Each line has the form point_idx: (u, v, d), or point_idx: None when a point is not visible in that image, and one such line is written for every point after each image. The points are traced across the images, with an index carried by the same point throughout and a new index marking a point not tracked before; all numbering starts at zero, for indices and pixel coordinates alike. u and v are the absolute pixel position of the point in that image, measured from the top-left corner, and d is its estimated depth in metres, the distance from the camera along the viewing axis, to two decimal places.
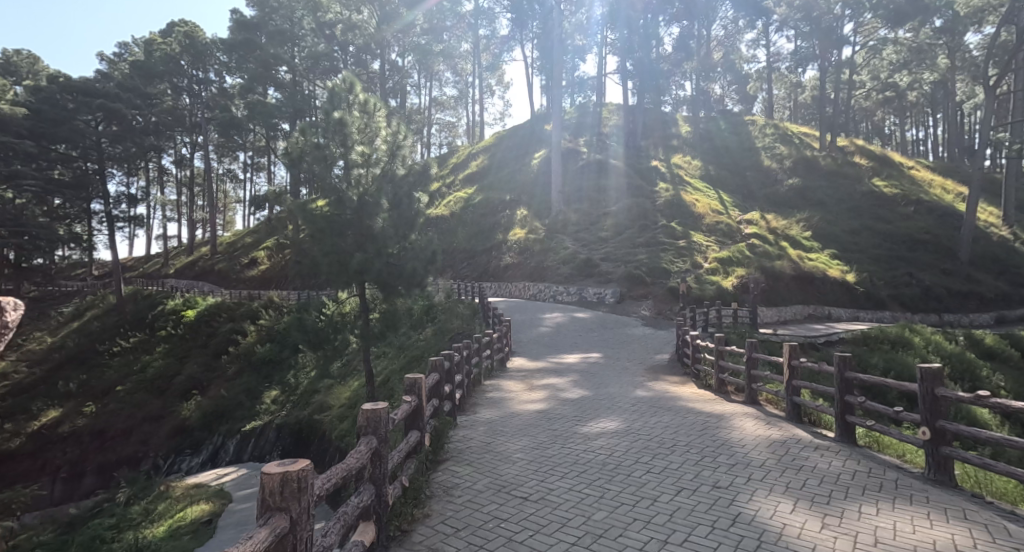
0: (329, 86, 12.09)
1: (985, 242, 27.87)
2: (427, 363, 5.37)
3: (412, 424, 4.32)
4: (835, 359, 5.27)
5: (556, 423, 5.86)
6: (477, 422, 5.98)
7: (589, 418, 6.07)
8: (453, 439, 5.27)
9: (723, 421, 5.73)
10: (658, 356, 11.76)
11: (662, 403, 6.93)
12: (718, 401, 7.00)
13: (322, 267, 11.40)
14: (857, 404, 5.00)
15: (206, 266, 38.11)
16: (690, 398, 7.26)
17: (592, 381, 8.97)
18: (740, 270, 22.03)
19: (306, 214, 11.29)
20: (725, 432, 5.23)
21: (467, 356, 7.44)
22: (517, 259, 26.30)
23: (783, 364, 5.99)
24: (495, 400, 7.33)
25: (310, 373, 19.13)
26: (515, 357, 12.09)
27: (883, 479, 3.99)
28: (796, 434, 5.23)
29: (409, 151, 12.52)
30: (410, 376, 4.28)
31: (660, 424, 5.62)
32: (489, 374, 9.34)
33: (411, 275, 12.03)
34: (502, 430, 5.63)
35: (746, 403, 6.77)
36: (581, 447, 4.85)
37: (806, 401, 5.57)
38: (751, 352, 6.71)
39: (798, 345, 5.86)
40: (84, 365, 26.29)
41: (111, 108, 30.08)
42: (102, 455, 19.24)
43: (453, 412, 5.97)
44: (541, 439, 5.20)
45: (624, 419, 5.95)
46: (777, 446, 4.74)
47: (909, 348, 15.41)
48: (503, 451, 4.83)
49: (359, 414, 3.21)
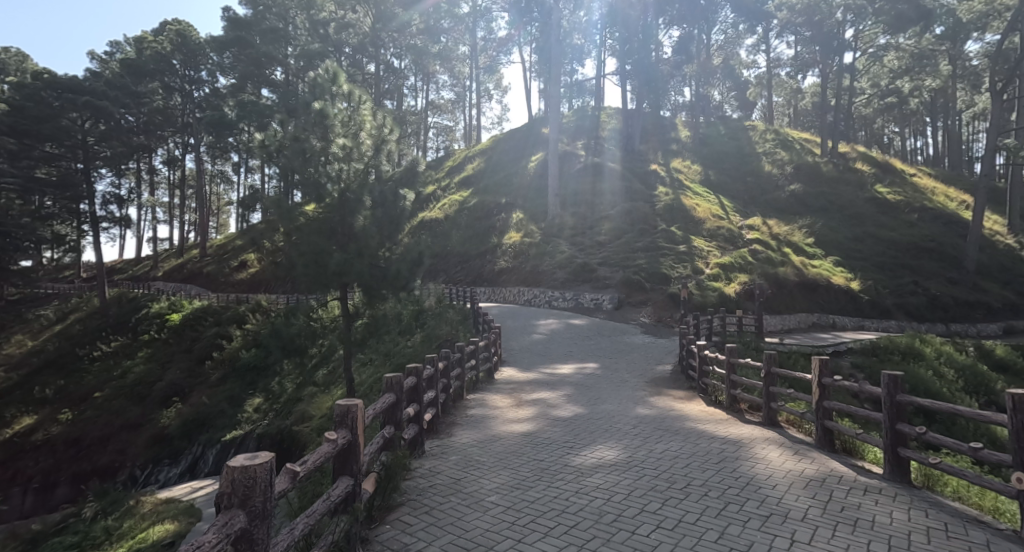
0: (310, 75, 11.47)
1: (991, 250, 27.29)
2: (383, 381, 4.59)
3: (343, 467, 3.49)
4: (884, 379, 4.57)
5: (544, 451, 5.05)
6: (451, 451, 5.18)
7: (583, 443, 5.28)
8: (412, 475, 4.45)
9: (743, 449, 4.94)
10: (659, 367, 11.00)
11: (668, 424, 6.15)
12: (728, 422, 6.25)
13: (298, 268, 10.61)
14: (911, 436, 4.28)
15: (195, 268, 37.33)
16: (699, 418, 6.45)
17: (588, 396, 8.16)
18: (743, 277, 21.33)
19: (281, 209, 10.53)
20: (748, 466, 4.45)
21: (445, 369, 6.68)
22: (512, 263, 25.54)
23: (810, 383, 5.28)
24: (476, 420, 6.53)
25: (295, 379, 18.35)
26: (507, 367, 11.31)
27: (967, 543, 3.19)
28: (830, 469, 4.43)
29: (395, 146, 11.87)
30: (339, 404, 3.48)
31: (672, 453, 4.84)
32: (474, 387, 8.58)
33: (396, 277, 11.24)
34: (478, 460, 4.85)
35: (765, 425, 5.99)
36: (572, 487, 4.04)
37: (841, 426, 4.83)
38: (769, 367, 5.94)
39: (829, 361, 5.12)
40: (62, 369, 25.36)
41: (97, 106, 28.94)
42: (75, 465, 18.29)
43: (422, 438, 5.18)
44: (523, 473, 4.41)
45: (624, 445, 5.16)
46: (816, 488, 3.95)
47: (920, 359, 14.70)
48: (476, 494, 4.03)
49: (223, 476, 2.51)
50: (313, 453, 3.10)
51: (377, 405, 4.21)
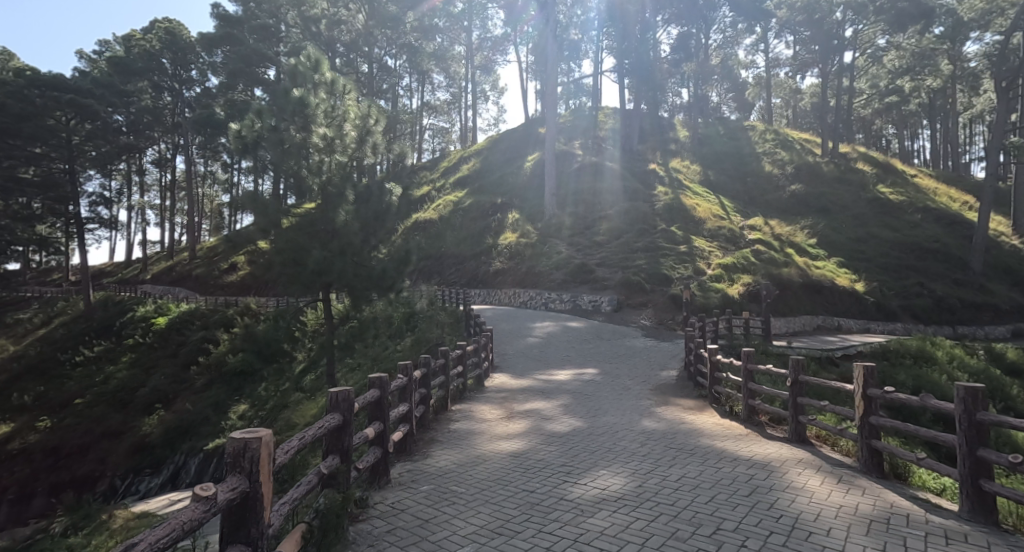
0: (289, 63, 10.74)
1: (996, 251, 26.72)
2: (326, 397, 3.83)
3: (232, 531, 2.67)
4: (958, 393, 4.02)
5: (535, 479, 4.34)
6: (422, 479, 4.47)
7: (581, 468, 4.55)
8: (369, 516, 3.71)
9: (776, 475, 4.27)
10: (663, 373, 10.32)
11: (681, 441, 5.46)
12: (747, 439, 5.55)
13: (275, 267, 9.91)
14: (995, 463, 3.76)
15: (184, 271, 36.52)
16: (716, 434, 5.77)
17: (588, 406, 7.48)
18: (746, 277, 20.72)
19: (259, 204, 9.82)
20: (787, 499, 3.76)
21: (424, 378, 5.96)
22: (507, 264, 24.82)
23: (852, 394, 4.65)
24: (459, 437, 5.82)
25: (281, 385, 17.56)
26: (499, 373, 10.64)
27: None
28: (889, 505, 3.73)
29: (380, 138, 11.24)
30: (228, 441, 2.68)
31: (694, 483, 4.14)
32: (461, 397, 7.87)
33: (381, 277, 10.52)
34: (456, 493, 4.10)
35: (793, 442, 5.34)
36: (570, 535, 3.30)
37: (893, 448, 4.22)
38: (797, 376, 5.29)
39: (875, 370, 4.51)
40: (44, 375, 24.54)
41: (82, 104, 28.59)
42: (53, 474, 17.47)
43: (387, 465, 4.47)
44: (508, 513, 3.67)
45: (632, 470, 4.45)
46: (880, 533, 3.27)
47: (933, 362, 14.08)
48: (449, 544, 3.28)
49: None
50: (157, 526, 2.14)
51: (315, 430, 3.46)
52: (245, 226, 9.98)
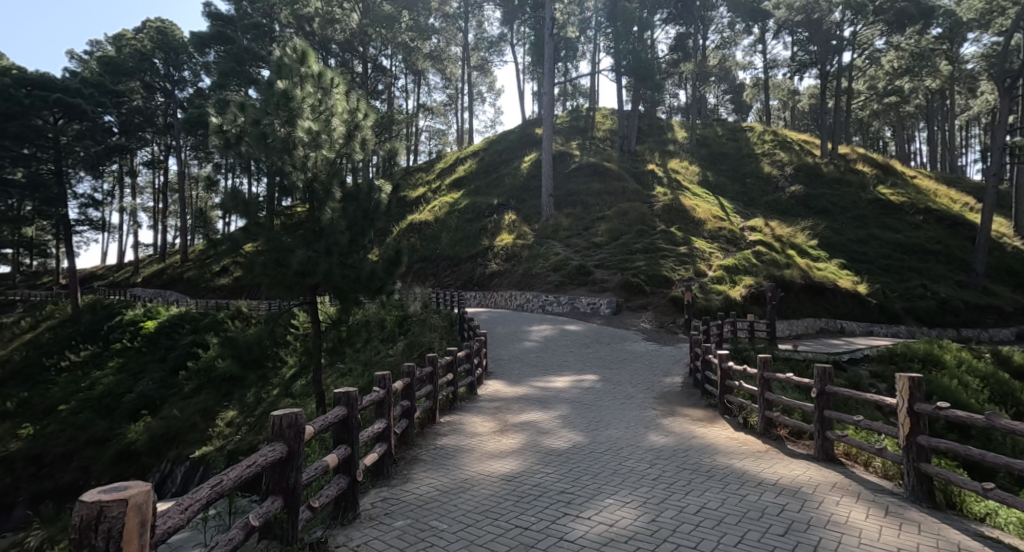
0: (275, 55, 10.22)
1: (999, 253, 26.37)
2: (266, 424, 3.26)
3: None
4: None
5: (531, 512, 3.83)
6: (398, 511, 3.96)
7: (583, 498, 4.04)
8: None
9: (816, 506, 3.82)
10: (667, 379, 9.86)
11: (694, 460, 5.01)
12: (764, 457, 5.13)
13: (255, 270, 9.41)
14: None
15: (175, 274, 36.00)
16: (732, 451, 5.33)
17: (589, 416, 7.02)
18: (748, 278, 20.31)
19: (238, 202, 9.40)
20: (837, 540, 3.28)
21: (407, 390, 5.52)
22: (504, 266, 24.30)
23: (897, 410, 4.35)
24: (446, 455, 5.33)
25: (270, 390, 17.03)
26: (495, 379, 10.16)
27: None
28: (955, 548, 3.26)
29: (369, 133, 10.85)
30: (76, 510, 2.03)
31: (716, 517, 3.64)
32: (451, 406, 7.42)
33: (370, 277, 10.03)
34: (440, 531, 3.58)
35: (822, 461, 5.05)
36: None
37: (947, 472, 3.89)
38: (823, 387, 5.06)
39: (922, 382, 4.22)
40: (28, 381, 23.91)
41: (69, 103, 28.19)
42: (35, 484, 16.86)
43: (353, 495, 3.96)
44: None
45: (644, 501, 3.95)
46: None
47: (941, 366, 13.66)
48: None
49: None
50: None
51: (229, 476, 2.81)
52: (232, 229, 9.57)
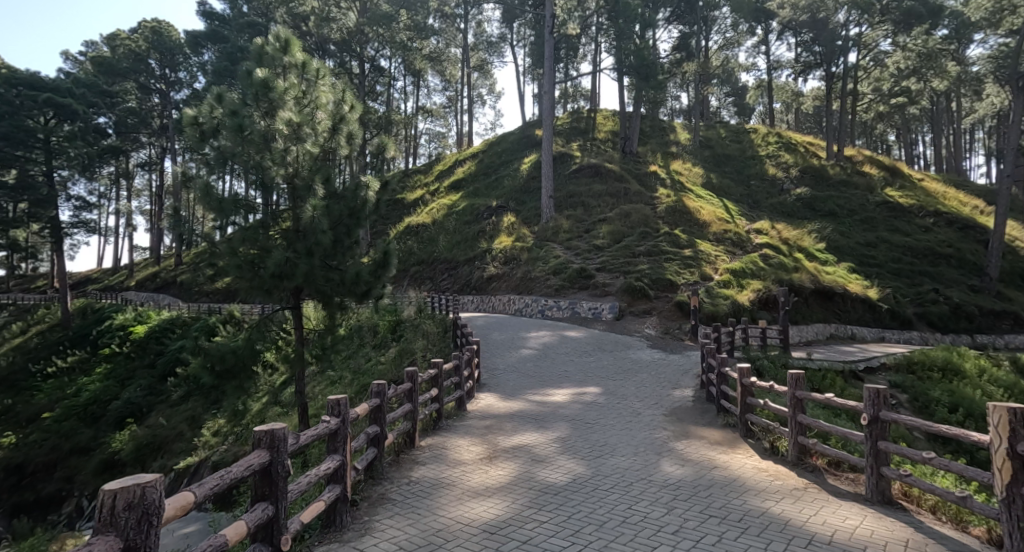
0: (256, 43, 9.55)
1: (1012, 256, 25.69)
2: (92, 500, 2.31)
3: None
4: None
5: None
6: None
7: None
8: None
9: None
10: (677, 392, 9.17)
11: (718, 502, 4.31)
12: (804, 499, 4.44)
13: (231, 272, 8.78)
14: None
15: (168, 277, 35.49)
16: (764, 489, 4.64)
17: (594, 438, 6.34)
18: (755, 283, 19.63)
19: (212, 200, 8.78)
20: None
21: (375, 413, 5.00)
22: (502, 269, 23.62)
23: (993, 451, 3.74)
24: (425, 492, 4.66)
25: (259, 397, 16.36)
26: (491, 392, 9.48)
27: None
28: None
29: (357, 126, 10.05)
30: None
31: None
32: (435, 426, 6.76)
33: (355, 280, 9.35)
34: None
35: (879, 503, 4.47)
36: None
37: None
38: (875, 414, 4.52)
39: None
40: (14, 388, 23.22)
41: (59, 102, 27.63)
42: (14, 495, 16.16)
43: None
44: None
45: None
46: None
47: (963, 376, 12.95)
48: None
49: None
50: None
51: None
52: (217, 233, 9.00)
